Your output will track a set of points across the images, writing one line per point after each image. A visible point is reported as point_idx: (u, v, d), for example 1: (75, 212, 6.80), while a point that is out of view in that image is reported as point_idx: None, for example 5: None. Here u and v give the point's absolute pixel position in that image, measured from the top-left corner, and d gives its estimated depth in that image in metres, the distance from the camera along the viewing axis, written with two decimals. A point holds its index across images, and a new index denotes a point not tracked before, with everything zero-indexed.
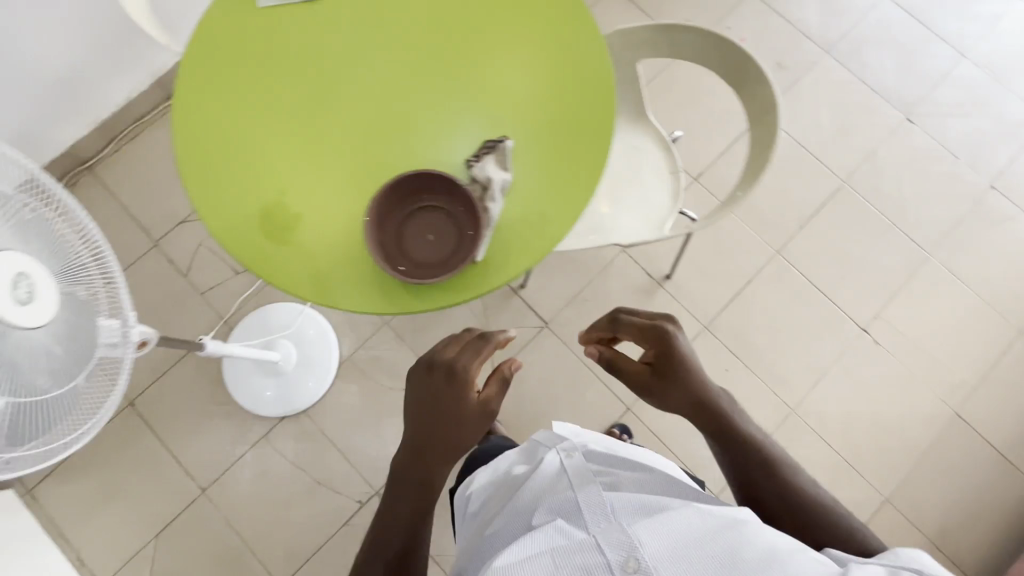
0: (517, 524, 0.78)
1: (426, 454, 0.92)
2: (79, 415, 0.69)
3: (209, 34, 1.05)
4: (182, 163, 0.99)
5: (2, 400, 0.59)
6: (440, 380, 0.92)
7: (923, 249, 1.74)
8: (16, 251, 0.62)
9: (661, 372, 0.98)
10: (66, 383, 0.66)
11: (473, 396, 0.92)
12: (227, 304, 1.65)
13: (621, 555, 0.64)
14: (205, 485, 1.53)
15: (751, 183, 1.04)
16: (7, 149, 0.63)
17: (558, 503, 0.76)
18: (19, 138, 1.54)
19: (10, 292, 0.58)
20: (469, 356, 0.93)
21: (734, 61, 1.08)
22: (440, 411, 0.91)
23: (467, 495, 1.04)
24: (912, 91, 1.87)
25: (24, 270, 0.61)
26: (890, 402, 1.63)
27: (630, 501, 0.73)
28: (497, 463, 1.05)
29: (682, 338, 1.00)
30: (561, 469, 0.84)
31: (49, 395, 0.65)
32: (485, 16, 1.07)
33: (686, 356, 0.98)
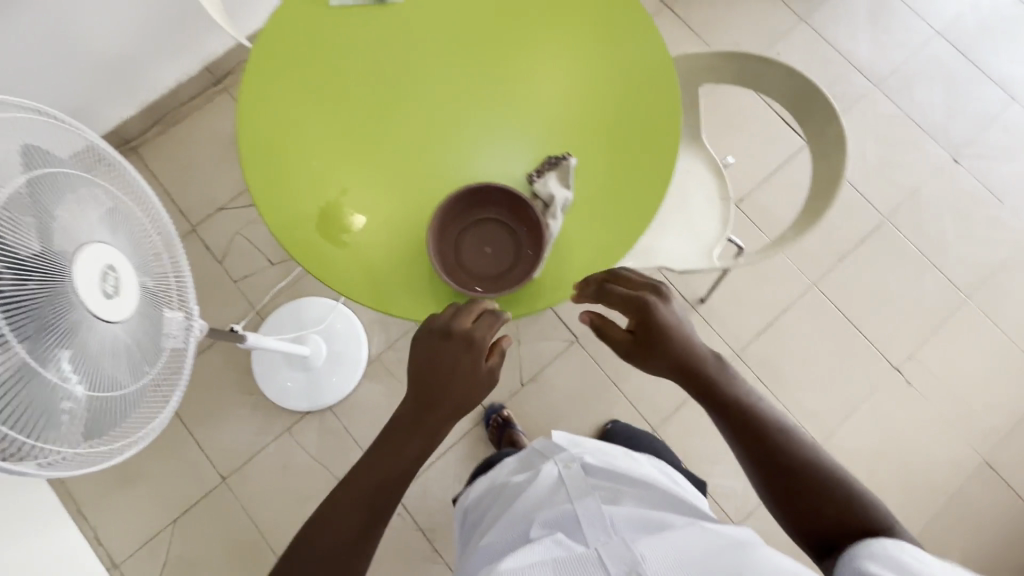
0: (513, 534, 0.87)
1: (422, 420, 0.87)
2: (147, 408, 0.68)
3: (278, 30, 1.05)
4: (244, 157, 0.99)
5: (86, 392, 0.58)
6: (450, 346, 0.85)
7: (961, 291, 1.72)
8: (102, 241, 0.62)
9: (642, 342, 0.92)
10: (139, 376, 0.66)
11: (483, 364, 0.86)
12: (261, 294, 1.65)
13: (621, 568, 0.72)
14: (226, 473, 1.53)
15: (812, 219, 1.04)
16: (86, 130, 0.64)
17: (554, 515, 0.85)
18: (68, 114, 1.54)
19: (99, 284, 0.59)
20: (483, 329, 0.85)
21: (804, 95, 1.08)
22: (449, 379, 0.85)
23: (466, 505, 1.09)
24: (959, 131, 1.86)
25: (111, 263, 0.61)
26: (919, 444, 1.61)
27: (627, 517, 0.83)
28: (496, 472, 1.09)
29: (664, 307, 0.93)
30: (559, 483, 0.93)
31: (125, 390, 0.64)
32: (554, 34, 1.08)
33: (666, 325, 0.92)
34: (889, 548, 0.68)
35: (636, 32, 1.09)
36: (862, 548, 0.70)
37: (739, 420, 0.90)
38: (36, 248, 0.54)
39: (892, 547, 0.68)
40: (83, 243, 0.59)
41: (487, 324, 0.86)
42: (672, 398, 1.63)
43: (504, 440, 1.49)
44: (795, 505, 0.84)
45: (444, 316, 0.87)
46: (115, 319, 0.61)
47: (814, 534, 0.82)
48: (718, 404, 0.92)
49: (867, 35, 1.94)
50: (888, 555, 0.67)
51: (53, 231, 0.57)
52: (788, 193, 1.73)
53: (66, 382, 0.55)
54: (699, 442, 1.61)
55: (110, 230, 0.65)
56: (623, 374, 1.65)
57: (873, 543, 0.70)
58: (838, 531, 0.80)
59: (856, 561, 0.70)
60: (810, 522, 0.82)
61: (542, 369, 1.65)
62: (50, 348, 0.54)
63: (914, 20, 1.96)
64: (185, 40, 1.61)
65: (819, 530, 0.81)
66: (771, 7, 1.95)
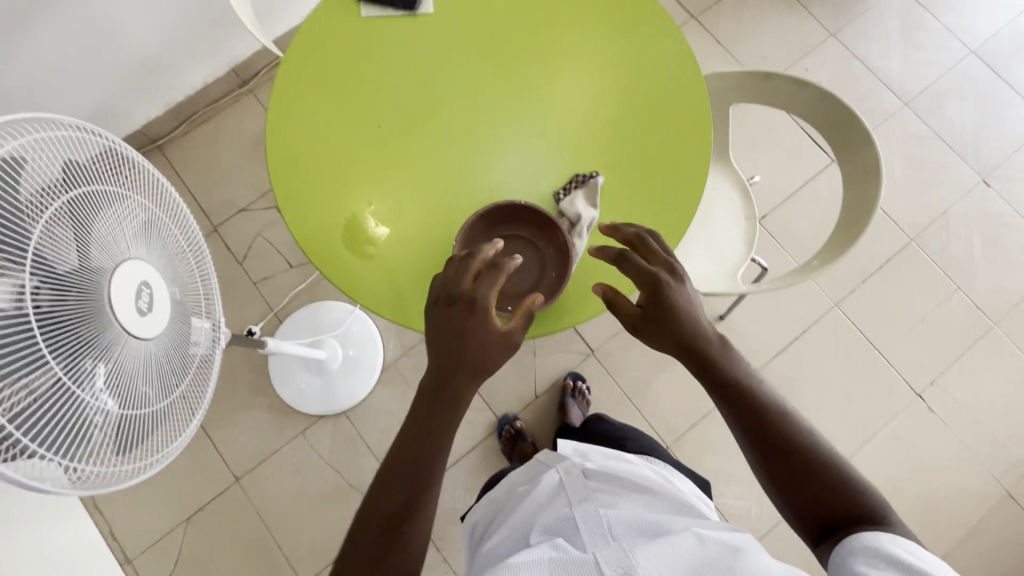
0: (514, 542, 0.82)
1: (436, 404, 0.79)
2: (179, 419, 0.69)
3: (309, 40, 1.05)
4: (272, 167, 1.00)
5: (120, 408, 0.58)
6: (459, 314, 0.79)
7: (988, 317, 1.68)
8: (136, 257, 0.62)
9: (652, 320, 0.81)
10: (169, 390, 0.66)
11: (496, 323, 0.79)
12: (279, 297, 1.66)
13: (617, 571, 0.67)
14: (239, 474, 1.54)
15: (844, 247, 1.02)
16: (114, 141, 0.63)
17: (553, 522, 0.80)
18: (98, 112, 1.55)
19: (135, 301, 0.60)
20: (487, 288, 0.79)
21: (839, 120, 1.06)
22: (462, 340, 0.78)
23: (471, 524, 1.00)
24: (991, 152, 1.82)
25: (145, 279, 0.62)
26: (939, 472, 1.58)
27: (627, 521, 0.78)
28: (499, 486, 1.02)
29: (681, 287, 0.83)
30: (560, 488, 0.87)
31: (157, 405, 0.64)
32: (585, 50, 1.07)
33: (682, 306, 0.81)
34: (881, 542, 0.65)
35: (668, 50, 1.08)
36: (853, 544, 0.66)
37: (740, 401, 0.79)
38: (75, 266, 0.55)
39: (885, 541, 0.65)
40: (120, 260, 0.60)
41: (498, 277, 0.80)
42: (687, 416, 1.62)
43: (515, 452, 1.48)
44: (797, 492, 0.74)
45: (448, 278, 0.82)
46: (149, 335, 0.62)
47: (818, 523, 0.73)
48: (719, 382, 0.80)
49: (898, 51, 1.90)
50: (882, 551, 0.64)
51: (91, 249, 0.57)
52: (812, 212, 1.71)
53: (101, 400, 0.56)
54: (714, 461, 1.59)
55: (145, 244, 0.65)
56: (638, 389, 1.64)
57: (861, 538, 0.66)
58: (839, 519, 0.72)
59: (847, 562, 0.66)
60: (813, 509, 0.73)
61: (556, 381, 1.64)
62: (88, 367, 0.54)
63: (947, 37, 1.92)
64: (214, 41, 1.62)
65: (820, 517, 0.73)
66: (800, 21, 1.92)
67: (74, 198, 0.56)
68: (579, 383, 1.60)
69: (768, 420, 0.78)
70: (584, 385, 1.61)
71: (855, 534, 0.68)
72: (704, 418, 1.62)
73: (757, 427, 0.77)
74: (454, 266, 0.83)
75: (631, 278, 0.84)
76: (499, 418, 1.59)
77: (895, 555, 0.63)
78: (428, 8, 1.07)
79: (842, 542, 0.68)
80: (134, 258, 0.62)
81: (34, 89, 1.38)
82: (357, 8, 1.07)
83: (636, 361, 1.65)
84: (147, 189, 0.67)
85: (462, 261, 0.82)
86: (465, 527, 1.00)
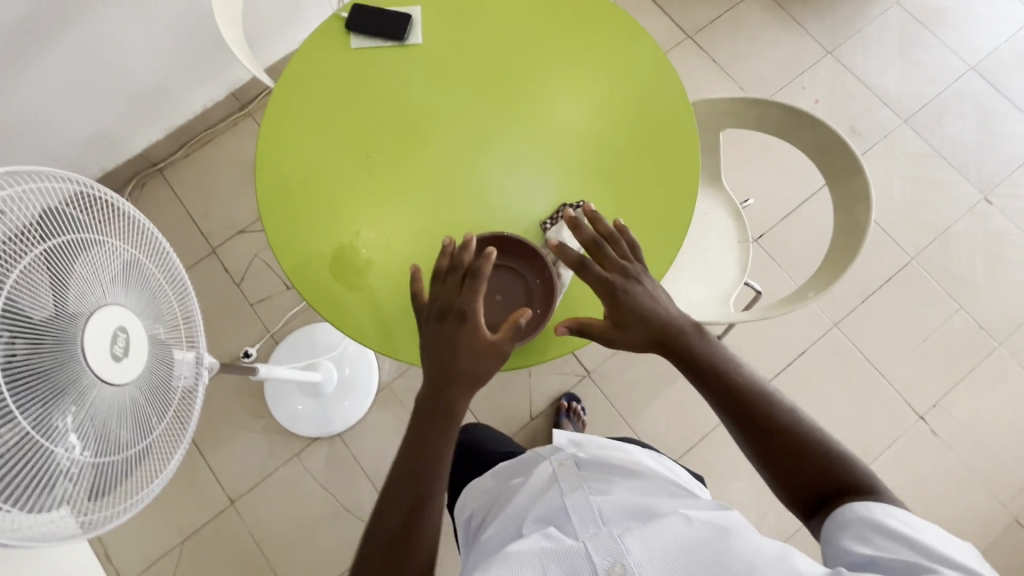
0: (508, 534, 0.82)
1: (430, 420, 0.81)
2: (153, 463, 0.68)
3: (299, 70, 1.06)
4: (260, 198, 1.01)
5: (89, 457, 0.58)
6: (446, 326, 0.81)
7: (992, 337, 1.66)
8: (112, 303, 0.63)
9: (624, 324, 0.85)
10: (143, 436, 0.66)
11: (483, 333, 0.80)
12: (276, 318, 1.67)
13: (607, 560, 0.68)
14: (235, 497, 1.54)
15: (836, 275, 1.01)
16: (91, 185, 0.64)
17: (546, 511, 0.80)
18: (100, 138, 1.58)
19: (110, 348, 0.60)
20: (468, 297, 0.81)
21: (829, 145, 1.06)
22: (450, 352, 0.80)
23: (467, 513, 1.00)
24: (992, 169, 1.80)
25: (121, 326, 0.62)
26: (943, 497, 1.54)
27: (618, 507, 0.78)
28: (495, 470, 1.03)
29: (642, 284, 0.88)
30: (552, 479, 0.87)
31: (128, 451, 0.64)
32: (573, 79, 1.08)
33: (646, 304, 0.86)
34: (873, 512, 0.66)
35: (656, 79, 1.09)
36: (845, 515, 0.67)
37: (720, 385, 0.82)
38: (49, 314, 0.55)
39: (876, 511, 0.66)
40: (94, 306, 0.60)
41: (482, 284, 0.81)
42: (684, 438, 1.60)
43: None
44: (784, 468, 0.76)
45: (437, 292, 0.84)
46: (121, 381, 0.62)
47: (807, 497, 0.75)
48: (697, 369, 0.84)
49: (897, 68, 1.89)
50: (873, 521, 0.65)
51: (63, 295, 0.57)
52: (810, 231, 1.69)
53: (67, 449, 0.56)
54: (712, 484, 1.56)
55: (122, 287, 0.66)
56: (635, 410, 1.62)
57: (852, 508, 0.67)
58: (827, 491, 0.74)
59: (839, 532, 0.67)
60: (799, 482, 0.75)
61: (551, 402, 1.63)
62: (57, 417, 0.55)
63: (946, 53, 1.91)
64: (214, 67, 1.64)
65: (809, 491, 0.74)
66: (797, 39, 1.92)
67: (48, 249, 0.56)
68: (573, 403, 1.58)
69: (746, 403, 0.80)
70: (579, 404, 1.60)
71: (846, 505, 0.69)
72: (702, 440, 1.60)
73: (735, 410, 0.80)
74: (440, 280, 0.86)
75: (591, 287, 0.88)
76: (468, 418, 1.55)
77: (887, 525, 0.64)
78: (417, 38, 1.08)
79: (834, 513, 0.69)
80: (110, 302, 0.62)
81: (35, 116, 1.40)
82: (347, 38, 1.09)
83: (633, 382, 1.64)
84: (125, 232, 0.68)
85: (447, 275, 0.84)
86: (460, 518, 1.00)
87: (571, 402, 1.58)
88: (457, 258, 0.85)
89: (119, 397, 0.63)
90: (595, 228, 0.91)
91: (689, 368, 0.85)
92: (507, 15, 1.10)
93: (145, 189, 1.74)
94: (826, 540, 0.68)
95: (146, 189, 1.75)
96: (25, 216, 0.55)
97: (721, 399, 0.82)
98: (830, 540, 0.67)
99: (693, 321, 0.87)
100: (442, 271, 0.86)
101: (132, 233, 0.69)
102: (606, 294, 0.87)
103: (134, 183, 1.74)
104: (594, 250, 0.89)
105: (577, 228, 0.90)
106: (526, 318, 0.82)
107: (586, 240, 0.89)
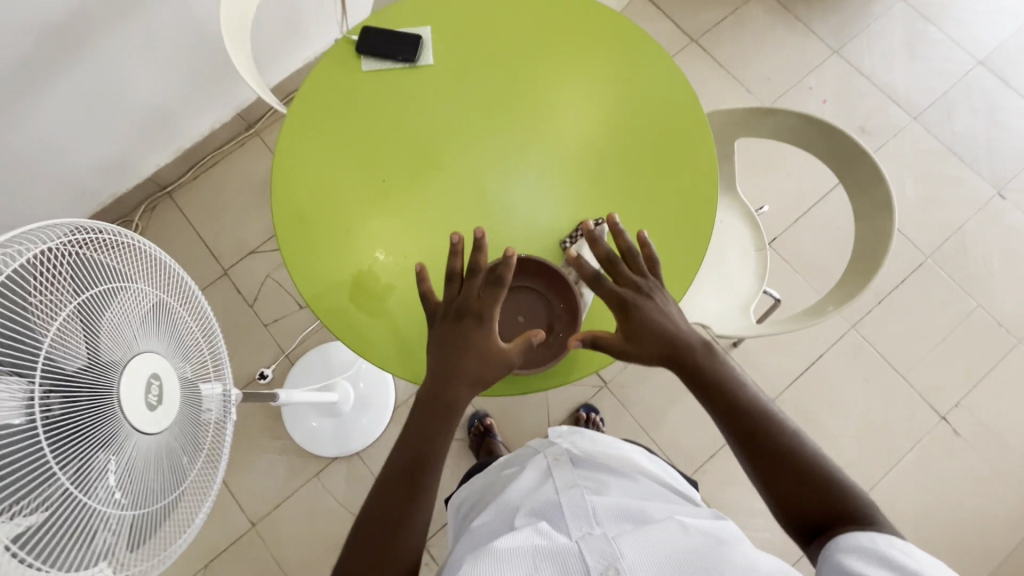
0: (499, 525, 0.78)
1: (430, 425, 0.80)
2: (185, 510, 0.70)
3: (311, 96, 1.06)
4: (277, 227, 1.00)
5: (126, 514, 0.60)
6: (458, 328, 0.80)
7: (1012, 335, 1.64)
8: (149, 352, 0.65)
9: (636, 338, 0.81)
10: (177, 484, 0.69)
11: (496, 340, 0.80)
12: (290, 338, 1.67)
13: (600, 563, 0.65)
14: (256, 519, 1.54)
15: (862, 284, 1.01)
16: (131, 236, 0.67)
17: (540, 505, 0.77)
18: (109, 165, 1.57)
19: (144, 398, 0.63)
20: (487, 305, 0.81)
21: (848, 153, 1.06)
22: (458, 354, 0.80)
23: (459, 499, 0.99)
24: (1005, 165, 1.78)
25: (154, 376, 0.65)
26: (969, 498, 1.53)
27: (612, 507, 0.75)
28: (491, 464, 1.01)
29: (657, 299, 0.84)
30: (546, 474, 0.83)
31: (162, 503, 0.66)
32: (585, 92, 1.07)
33: (659, 319, 0.82)
34: (876, 542, 0.62)
35: (669, 88, 1.08)
36: (845, 541, 0.64)
37: (728, 405, 0.79)
38: (83, 366, 0.57)
39: (880, 542, 0.62)
40: (128, 355, 0.62)
41: (501, 292, 0.81)
42: (704, 446, 1.59)
43: (482, 448, 1.49)
44: (782, 489, 0.74)
45: (453, 294, 0.83)
46: (156, 428, 0.64)
47: (804, 521, 0.73)
48: (703, 386, 0.81)
49: (904, 65, 1.88)
50: (875, 550, 0.61)
51: (102, 349, 0.60)
52: (824, 234, 1.68)
53: (105, 503, 0.58)
54: (734, 493, 1.56)
55: (155, 332, 0.68)
56: (653, 420, 1.61)
57: (856, 537, 0.64)
58: (824, 517, 0.72)
59: (837, 555, 0.64)
60: (797, 506, 0.73)
61: (569, 414, 1.62)
62: (95, 471, 0.57)
63: (954, 49, 1.89)
64: (221, 89, 1.64)
65: (805, 516, 0.73)
66: (802, 40, 1.91)
67: (83, 302, 0.58)
68: (592, 414, 1.57)
69: (754, 423, 0.77)
70: (597, 416, 1.59)
71: (850, 533, 0.65)
72: (722, 448, 1.59)
73: (743, 431, 0.77)
74: (457, 282, 0.84)
75: (603, 300, 0.84)
76: (469, 416, 1.59)
77: (889, 555, 0.60)
78: (428, 59, 1.08)
79: (835, 540, 0.66)
80: (143, 350, 0.65)
81: (45, 147, 1.40)
82: (358, 62, 1.08)
83: (650, 392, 1.63)
84: (154, 274, 0.70)
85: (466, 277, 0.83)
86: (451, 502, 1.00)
87: (589, 414, 1.58)
88: (474, 261, 0.82)
89: (151, 446, 0.65)
90: (616, 242, 0.86)
91: (700, 388, 0.81)
92: (516, 31, 1.10)
93: (155, 213, 1.74)
94: (821, 562, 0.65)
95: (156, 213, 1.75)
96: (60, 273, 0.57)
97: (728, 418, 0.79)
98: (826, 563, 0.64)
99: (703, 338, 0.82)
100: (457, 273, 0.83)
101: (165, 279, 0.72)
102: (618, 308, 0.83)
103: (143, 207, 1.74)
104: (611, 264, 0.85)
105: (593, 241, 0.85)
106: (541, 338, 0.80)
107: (604, 255, 0.85)
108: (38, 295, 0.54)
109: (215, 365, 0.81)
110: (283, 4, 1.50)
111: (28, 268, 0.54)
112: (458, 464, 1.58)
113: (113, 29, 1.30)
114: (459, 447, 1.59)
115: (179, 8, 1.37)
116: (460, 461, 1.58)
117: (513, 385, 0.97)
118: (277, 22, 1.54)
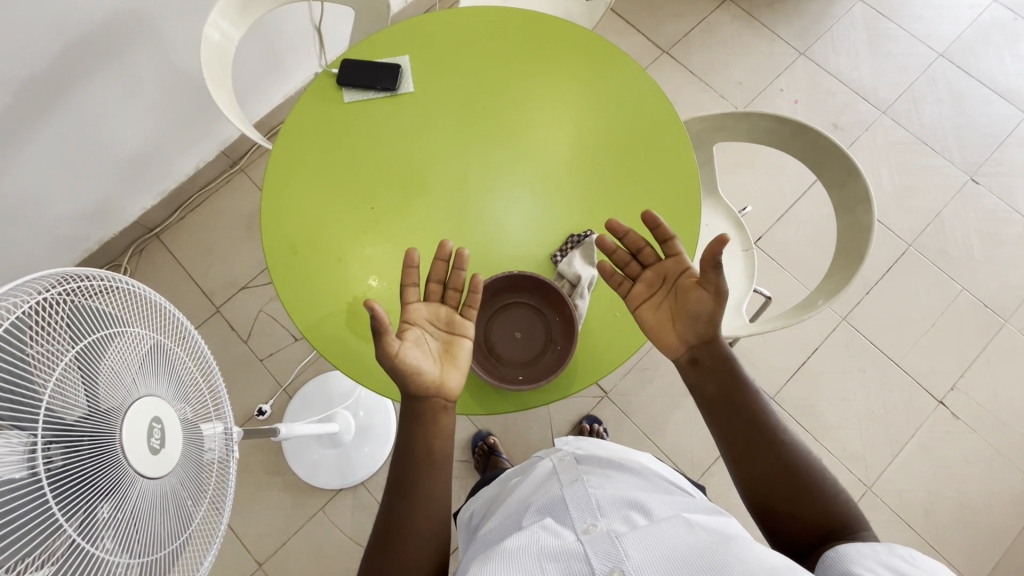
0: (507, 526, 0.77)
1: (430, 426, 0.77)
2: (194, 555, 0.72)
3: (296, 129, 1.07)
4: (271, 261, 1.01)
5: (132, 564, 0.62)
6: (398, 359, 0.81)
7: (998, 315, 1.67)
8: (151, 397, 0.67)
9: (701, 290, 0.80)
10: (182, 529, 0.70)
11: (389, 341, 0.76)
12: (287, 372, 1.66)
13: (605, 565, 0.64)
14: (262, 559, 1.51)
15: (850, 276, 1.03)
16: (124, 280, 0.67)
17: (546, 502, 0.76)
18: (94, 211, 1.56)
19: (148, 444, 0.64)
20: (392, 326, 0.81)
21: (823, 151, 1.09)
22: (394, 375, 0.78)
23: (469, 511, 0.98)
24: (975, 151, 1.83)
25: (156, 419, 0.66)
26: (973, 481, 1.54)
27: (617, 499, 0.74)
28: (498, 479, 1.00)
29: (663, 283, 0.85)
30: (551, 474, 0.82)
31: (167, 549, 0.67)
32: (564, 109, 1.09)
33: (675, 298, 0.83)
34: (876, 549, 0.62)
35: (645, 100, 1.10)
36: (843, 549, 0.64)
37: (729, 415, 0.78)
38: (86, 417, 0.58)
39: (880, 549, 0.62)
40: (130, 400, 0.64)
41: (413, 290, 0.81)
42: (708, 447, 1.60)
43: (489, 467, 1.48)
44: (777, 503, 0.73)
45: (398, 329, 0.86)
46: (158, 471, 0.66)
47: (797, 539, 0.72)
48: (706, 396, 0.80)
49: (869, 62, 1.94)
50: (875, 556, 0.61)
51: (103, 402, 0.61)
52: (809, 230, 1.72)
53: (111, 552, 0.59)
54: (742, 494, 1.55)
55: (156, 376, 0.69)
56: (656, 426, 1.61)
57: (855, 546, 0.63)
58: (817, 533, 0.72)
59: (839, 561, 0.63)
60: (793, 524, 0.73)
61: (572, 427, 1.61)
62: (101, 521, 0.58)
63: (915, 43, 1.96)
64: (204, 127, 1.65)
65: (799, 533, 0.72)
66: (769, 44, 1.97)
67: (81, 350, 0.59)
68: (595, 425, 1.57)
69: (752, 433, 0.76)
70: (601, 426, 1.59)
71: (843, 544, 0.65)
72: None
73: (741, 442, 0.76)
74: None
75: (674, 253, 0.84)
76: (472, 436, 1.59)
77: (893, 563, 0.60)
78: (408, 86, 1.10)
79: (833, 548, 0.65)
80: (145, 395, 0.66)
81: (32, 199, 1.40)
82: (340, 93, 1.10)
83: (651, 398, 1.64)
84: (152, 318, 0.71)
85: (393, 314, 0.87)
86: (463, 517, 0.98)
87: (592, 425, 1.57)
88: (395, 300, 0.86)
89: (153, 491, 0.66)
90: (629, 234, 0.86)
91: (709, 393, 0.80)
92: (493, 55, 1.12)
93: (143, 255, 1.74)
94: (821, 567, 0.64)
95: (145, 255, 1.74)
96: (60, 325, 0.58)
97: (720, 421, 0.78)
98: (826, 567, 0.64)
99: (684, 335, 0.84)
100: None
101: (162, 322, 0.73)
102: (660, 287, 0.84)
103: (132, 251, 1.73)
104: (640, 248, 0.87)
105: (620, 227, 0.86)
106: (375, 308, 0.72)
107: (634, 241, 0.86)
108: (35, 346, 0.55)
109: (216, 406, 0.82)
110: (264, 40, 1.53)
111: (25, 320, 0.55)
112: (463, 485, 1.56)
113: (93, 76, 1.31)
114: (465, 469, 1.58)
115: (159, 51, 1.39)
116: (467, 483, 1.57)
117: (516, 400, 0.97)
118: (258, 58, 1.56)
